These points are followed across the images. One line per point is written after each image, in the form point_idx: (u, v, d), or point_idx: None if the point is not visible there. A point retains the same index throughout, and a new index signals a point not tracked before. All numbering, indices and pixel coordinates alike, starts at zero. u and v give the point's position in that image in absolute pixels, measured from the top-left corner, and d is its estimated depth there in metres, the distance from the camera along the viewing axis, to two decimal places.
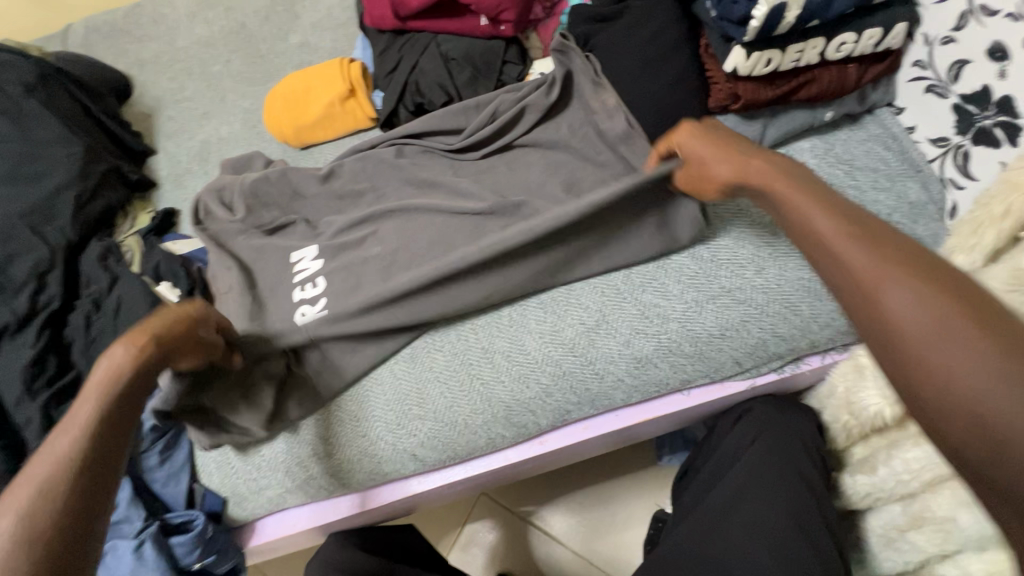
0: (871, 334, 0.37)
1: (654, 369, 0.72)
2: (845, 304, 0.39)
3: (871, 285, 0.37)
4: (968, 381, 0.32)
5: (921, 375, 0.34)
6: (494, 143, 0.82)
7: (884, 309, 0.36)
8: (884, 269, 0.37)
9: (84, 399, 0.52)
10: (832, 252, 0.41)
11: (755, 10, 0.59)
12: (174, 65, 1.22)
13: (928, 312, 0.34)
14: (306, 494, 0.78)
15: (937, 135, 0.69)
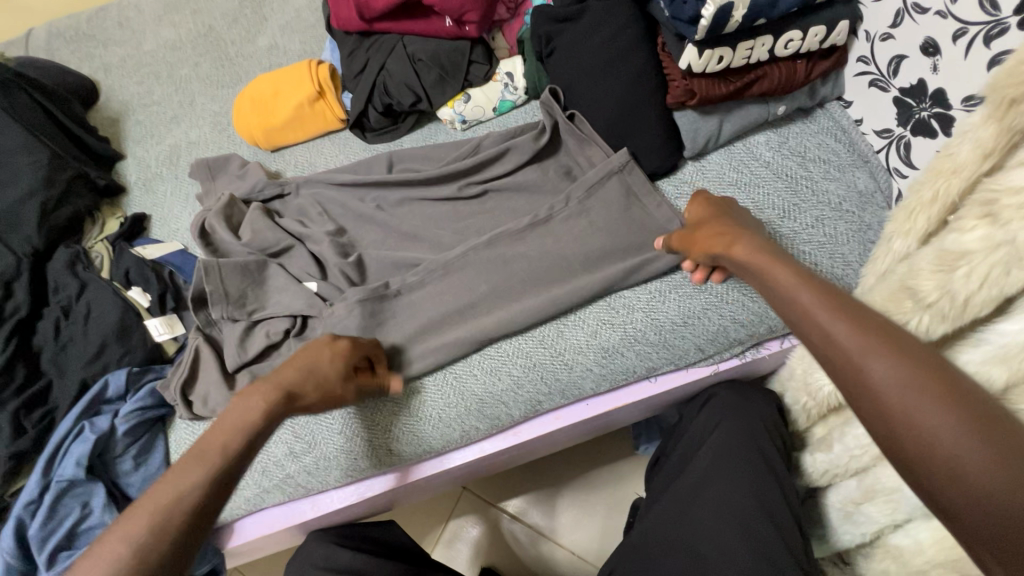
0: (923, 450, 0.39)
1: (621, 358, 0.74)
2: (894, 416, 0.40)
3: (892, 384, 0.41)
4: (991, 479, 0.36)
5: (956, 480, 0.37)
6: (475, 176, 0.84)
7: (923, 422, 0.39)
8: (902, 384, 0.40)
9: (197, 464, 0.54)
10: (864, 362, 0.43)
11: (705, 9, 0.61)
12: (141, 69, 1.21)
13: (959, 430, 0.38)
14: (284, 493, 0.79)
15: (881, 127, 0.72)
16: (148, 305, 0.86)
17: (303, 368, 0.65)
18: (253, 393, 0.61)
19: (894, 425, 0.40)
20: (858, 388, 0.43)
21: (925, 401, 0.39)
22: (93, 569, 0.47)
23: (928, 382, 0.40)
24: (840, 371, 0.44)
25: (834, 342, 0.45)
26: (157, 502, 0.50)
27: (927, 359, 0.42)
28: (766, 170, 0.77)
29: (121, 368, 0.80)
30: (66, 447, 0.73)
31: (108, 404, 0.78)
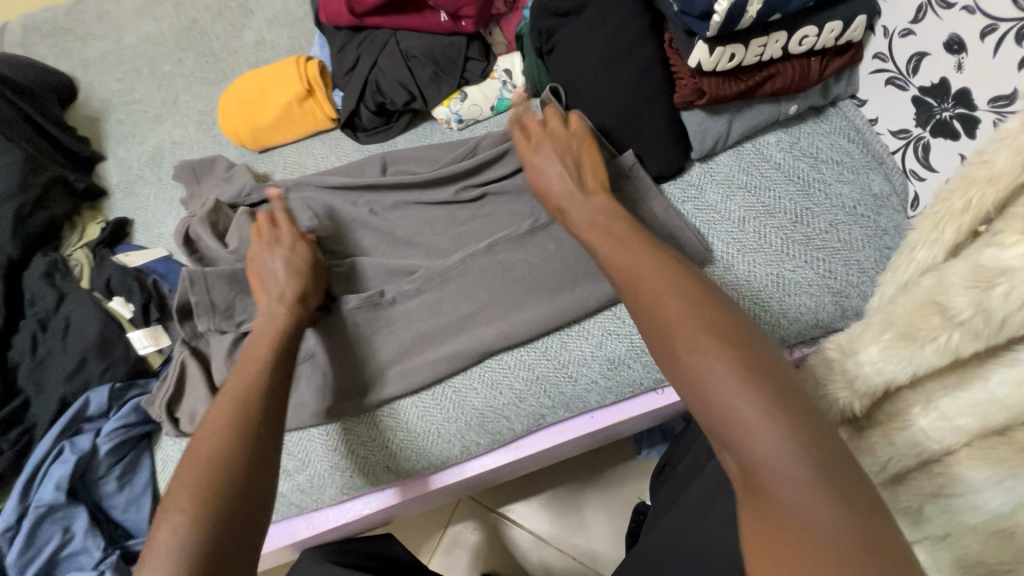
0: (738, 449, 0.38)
1: (628, 370, 0.71)
2: (718, 414, 0.39)
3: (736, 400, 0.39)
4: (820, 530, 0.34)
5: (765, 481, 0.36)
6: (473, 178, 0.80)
7: (743, 421, 0.38)
8: (749, 404, 0.38)
9: (253, 361, 0.58)
10: (713, 364, 0.40)
11: (718, 4, 0.58)
12: (122, 65, 1.16)
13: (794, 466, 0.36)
14: (278, 511, 0.75)
15: (898, 127, 0.69)
16: (131, 316, 0.82)
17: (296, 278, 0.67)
18: (269, 310, 0.64)
19: (714, 420, 0.40)
20: (689, 384, 0.41)
21: (744, 399, 0.38)
22: (207, 443, 0.50)
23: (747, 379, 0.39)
24: (673, 363, 0.43)
25: (669, 333, 0.43)
26: (232, 392, 0.55)
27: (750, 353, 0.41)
28: (777, 172, 0.74)
29: (103, 384, 0.77)
30: (44, 469, 0.70)
31: (89, 422, 0.74)
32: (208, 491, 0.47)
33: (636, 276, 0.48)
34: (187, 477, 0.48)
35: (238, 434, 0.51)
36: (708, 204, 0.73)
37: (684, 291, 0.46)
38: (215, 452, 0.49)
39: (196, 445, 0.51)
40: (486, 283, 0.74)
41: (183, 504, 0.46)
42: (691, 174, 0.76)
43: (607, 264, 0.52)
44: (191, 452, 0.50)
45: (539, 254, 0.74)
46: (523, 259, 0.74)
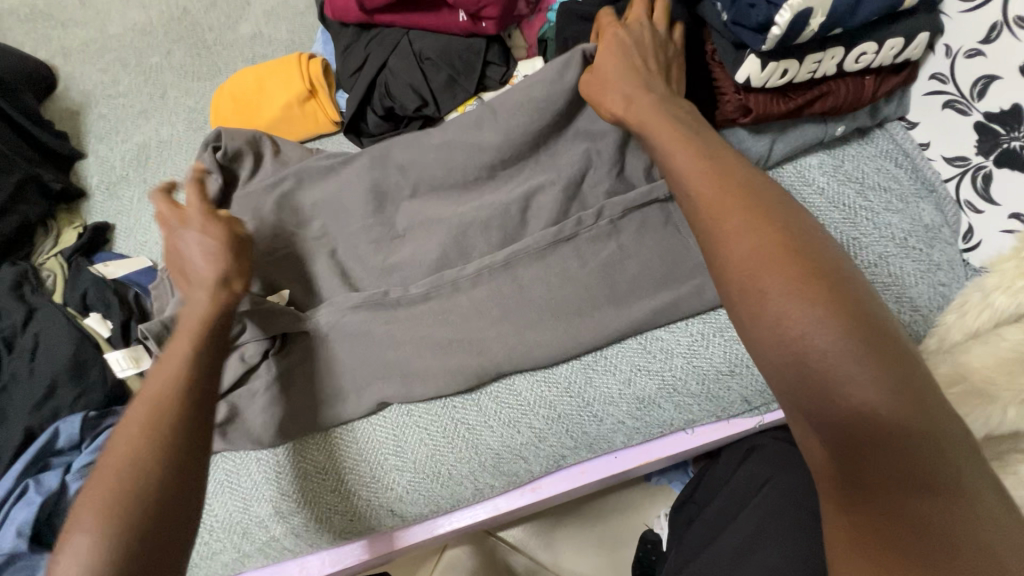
0: (831, 407, 0.37)
1: (658, 410, 0.65)
2: (794, 355, 0.38)
3: (803, 327, 0.38)
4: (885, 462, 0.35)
5: (858, 438, 0.36)
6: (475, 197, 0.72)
7: (838, 371, 0.37)
8: (822, 331, 0.38)
9: (169, 363, 0.52)
10: (770, 292, 0.40)
11: (778, 17, 0.52)
12: (106, 55, 1.08)
13: (870, 396, 0.36)
14: (271, 555, 0.68)
15: (954, 155, 0.64)
16: (109, 336, 0.75)
17: (200, 252, 0.58)
18: (191, 296, 0.57)
19: (798, 377, 0.38)
20: (777, 337, 0.39)
21: (843, 357, 0.37)
22: (117, 454, 0.46)
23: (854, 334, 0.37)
24: (754, 312, 0.41)
25: (764, 278, 0.41)
26: (157, 398, 0.49)
27: (850, 304, 0.39)
28: (821, 198, 0.68)
29: (75, 413, 0.69)
30: (6, 510, 0.62)
31: (58, 456, 0.66)
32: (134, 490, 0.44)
33: (717, 211, 0.45)
34: (96, 497, 0.44)
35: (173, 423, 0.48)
36: None
37: (767, 223, 0.43)
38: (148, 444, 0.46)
39: (124, 430, 0.48)
40: (501, 308, 0.67)
41: (87, 524, 0.42)
42: None
43: (673, 172, 0.50)
44: (118, 446, 0.47)
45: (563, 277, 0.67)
46: (544, 283, 0.67)
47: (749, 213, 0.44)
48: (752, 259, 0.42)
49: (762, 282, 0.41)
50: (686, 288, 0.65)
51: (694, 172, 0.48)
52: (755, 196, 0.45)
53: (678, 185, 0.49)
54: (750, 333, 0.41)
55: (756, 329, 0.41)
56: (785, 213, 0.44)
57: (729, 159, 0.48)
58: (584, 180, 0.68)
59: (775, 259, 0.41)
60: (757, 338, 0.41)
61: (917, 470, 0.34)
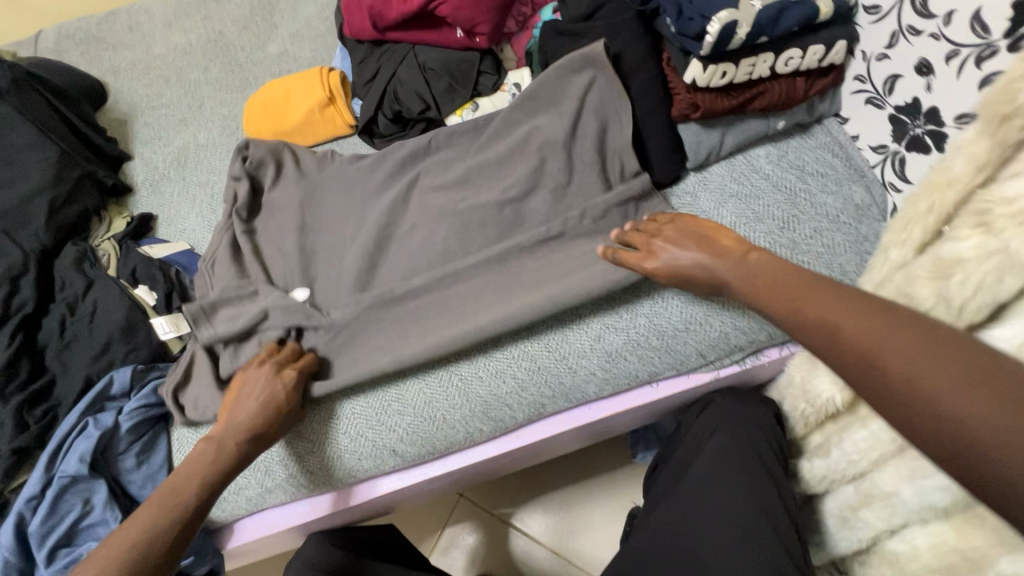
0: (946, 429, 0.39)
1: (624, 363, 0.75)
2: (909, 400, 0.41)
3: (907, 372, 0.41)
4: None
5: (963, 450, 0.38)
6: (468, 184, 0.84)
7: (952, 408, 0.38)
8: (927, 373, 0.40)
9: (206, 469, 0.66)
10: (876, 355, 0.44)
11: (710, 27, 0.64)
12: (150, 72, 1.23)
13: (992, 424, 0.36)
14: (288, 492, 0.78)
15: (877, 143, 0.75)
16: (154, 304, 0.87)
17: (265, 410, 0.70)
18: (223, 441, 0.68)
19: (901, 404, 0.42)
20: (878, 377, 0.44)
21: (950, 391, 0.39)
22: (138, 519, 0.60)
23: (959, 373, 0.39)
24: (865, 380, 0.45)
25: (851, 333, 0.47)
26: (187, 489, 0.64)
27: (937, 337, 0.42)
28: (766, 182, 0.79)
29: (126, 366, 0.81)
30: (70, 442, 0.73)
31: (112, 401, 0.78)
32: (123, 573, 0.56)
33: (797, 307, 0.53)
34: (116, 548, 0.58)
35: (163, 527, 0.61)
36: (701, 211, 0.79)
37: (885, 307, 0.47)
38: (139, 544, 0.58)
39: (157, 500, 0.63)
40: (491, 276, 0.78)
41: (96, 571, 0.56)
42: (685, 183, 0.82)
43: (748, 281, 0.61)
44: (145, 509, 0.61)
45: (542, 248, 0.79)
46: (527, 253, 0.78)
47: (826, 302, 0.51)
48: (850, 337, 0.46)
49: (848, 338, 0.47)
50: None
51: (749, 277, 0.61)
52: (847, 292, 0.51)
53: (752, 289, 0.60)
54: (868, 395, 0.45)
55: (871, 390, 0.44)
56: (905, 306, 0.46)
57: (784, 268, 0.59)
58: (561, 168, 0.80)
59: (866, 334, 0.46)
60: (875, 397, 0.44)
61: None
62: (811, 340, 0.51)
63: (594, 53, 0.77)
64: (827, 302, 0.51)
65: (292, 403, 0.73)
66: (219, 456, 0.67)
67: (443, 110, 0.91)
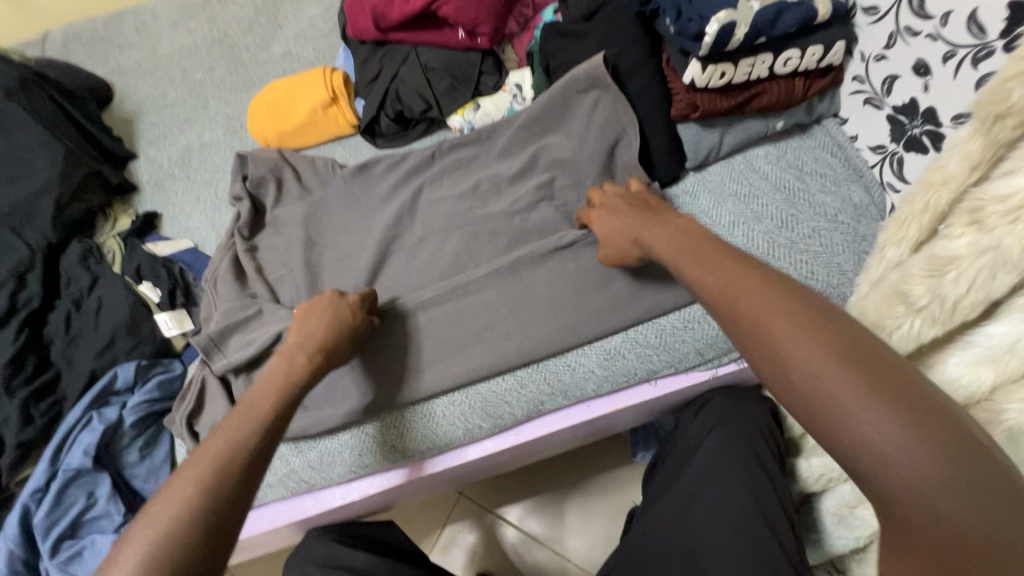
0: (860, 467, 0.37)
1: (622, 360, 0.76)
2: (796, 386, 0.40)
3: (802, 359, 0.40)
4: (900, 465, 0.36)
5: (840, 437, 0.38)
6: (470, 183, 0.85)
7: (840, 403, 0.38)
8: (811, 365, 0.40)
9: (280, 377, 0.60)
10: (773, 338, 0.42)
11: (708, 28, 0.64)
12: (155, 72, 1.24)
13: (868, 416, 0.37)
14: (288, 487, 0.79)
15: (876, 143, 0.75)
16: (158, 300, 0.88)
17: (333, 327, 0.66)
18: (290, 353, 0.63)
19: (788, 389, 0.41)
20: (813, 414, 0.40)
21: (838, 383, 0.38)
22: (228, 429, 0.52)
23: (848, 366, 0.39)
24: (763, 358, 0.43)
25: (787, 354, 0.41)
26: (267, 394, 0.57)
27: (869, 369, 0.39)
28: (764, 182, 0.80)
29: (130, 361, 0.82)
30: (74, 436, 0.74)
31: (116, 396, 0.79)
32: (216, 480, 0.47)
33: (705, 276, 0.50)
34: (204, 457, 0.49)
35: (249, 445, 0.51)
36: (699, 211, 0.80)
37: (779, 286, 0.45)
38: (222, 464, 0.49)
39: (243, 409, 0.55)
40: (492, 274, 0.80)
41: (190, 479, 0.47)
42: (685, 182, 0.82)
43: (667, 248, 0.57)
44: (236, 416, 0.54)
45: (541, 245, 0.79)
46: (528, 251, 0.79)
47: (731, 274, 0.48)
48: (746, 315, 0.44)
49: (778, 362, 0.42)
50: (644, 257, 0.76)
51: (671, 237, 0.58)
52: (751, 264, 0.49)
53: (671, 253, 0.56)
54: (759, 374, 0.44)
55: (765, 371, 0.43)
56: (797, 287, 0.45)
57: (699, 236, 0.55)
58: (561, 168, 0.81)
59: (774, 315, 0.43)
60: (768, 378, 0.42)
61: (909, 483, 0.36)
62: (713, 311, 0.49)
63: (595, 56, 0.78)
64: (761, 311, 0.44)
65: (358, 321, 0.69)
66: (295, 366, 0.61)
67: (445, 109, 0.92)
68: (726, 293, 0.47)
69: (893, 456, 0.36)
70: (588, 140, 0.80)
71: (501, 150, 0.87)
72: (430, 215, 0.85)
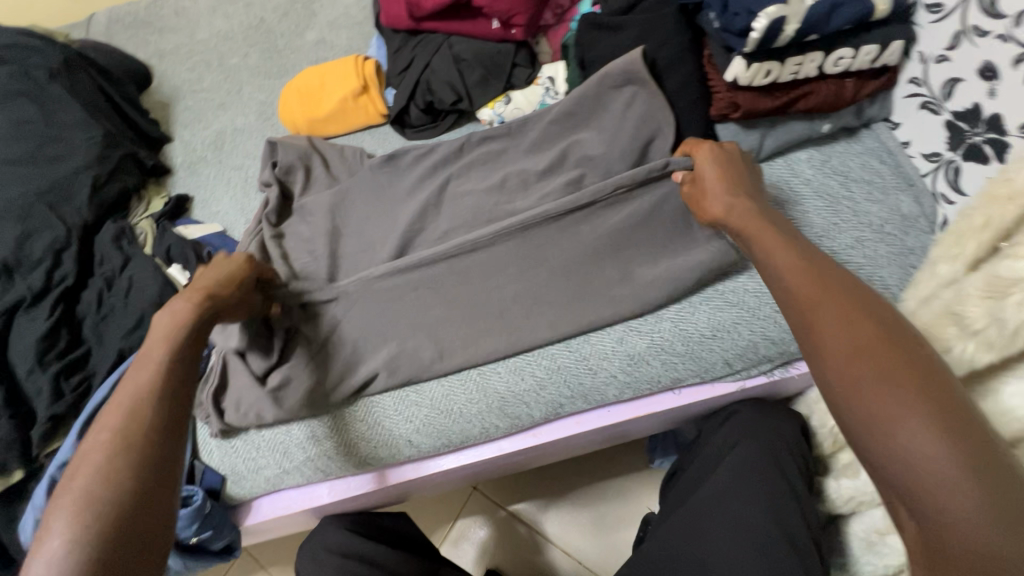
0: (913, 497, 0.37)
1: (646, 367, 0.74)
2: (868, 417, 0.40)
3: (876, 393, 0.40)
4: (967, 520, 0.34)
5: (906, 476, 0.37)
6: (497, 177, 0.84)
7: (910, 444, 0.37)
8: (882, 399, 0.39)
9: (172, 322, 0.59)
10: (854, 367, 0.41)
11: (756, 23, 0.61)
12: (193, 57, 1.26)
13: (941, 460, 0.36)
14: (305, 475, 0.79)
15: (929, 151, 0.71)
16: (186, 283, 0.89)
17: (222, 279, 0.67)
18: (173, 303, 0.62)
19: (857, 418, 0.40)
20: (875, 433, 0.39)
21: (916, 427, 0.37)
22: (135, 379, 0.53)
23: (930, 410, 0.38)
24: (839, 382, 0.42)
25: (865, 387, 0.40)
26: (161, 340, 0.57)
27: (945, 405, 0.38)
28: (807, 187, 0.75)
29: (157, 341, 0.83)
30: (101, 412, 0.76)
31: None
32: (127, 424, 0.49)
33: (790, 287, 0.48)
34: (119, 408, 0.50)
35: (148, 402, 0.51)
36: None
37: (865, 314, 0.44)
38: (130, 415, 0.50)
39: (144, 361, 0.56)
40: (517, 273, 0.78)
41: (109, 432, 0.48)
42: None
43: (754, 250, 0.55)
44: (139, 368, 0.55)
45: (569, 244, 0.77)
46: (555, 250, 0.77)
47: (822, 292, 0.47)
48: (824, 338, 0.44)
49: (852, 378, 0.41)
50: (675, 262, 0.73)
51: (752, 236, 0.56)
52: (853, 286, 0.47)
53: (753, 255, 0.55)
54: (833, 401, 0.43)
55: (838, 398, 0.42)
56: (894, 320, 0.44)
57: (800, 244, 0.53)
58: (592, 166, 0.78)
59: (853, 345, 0.42)
60: (843, 405, 0.41)
61: (974, 539, 0.34)
62: (794, 327, 0.47)
63: (633, 51, 0.75)
64: (840, 327, 0.44)
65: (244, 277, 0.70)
66: (182, 313, 0.60)
67: (475, 101, 0.90)
68: (809, 301, 0.47)
69: (962, 508, 0.35)
70: (622, 138, 0.77)
71: (531, 144, 0.85)
72: (455, 208, 0.84)
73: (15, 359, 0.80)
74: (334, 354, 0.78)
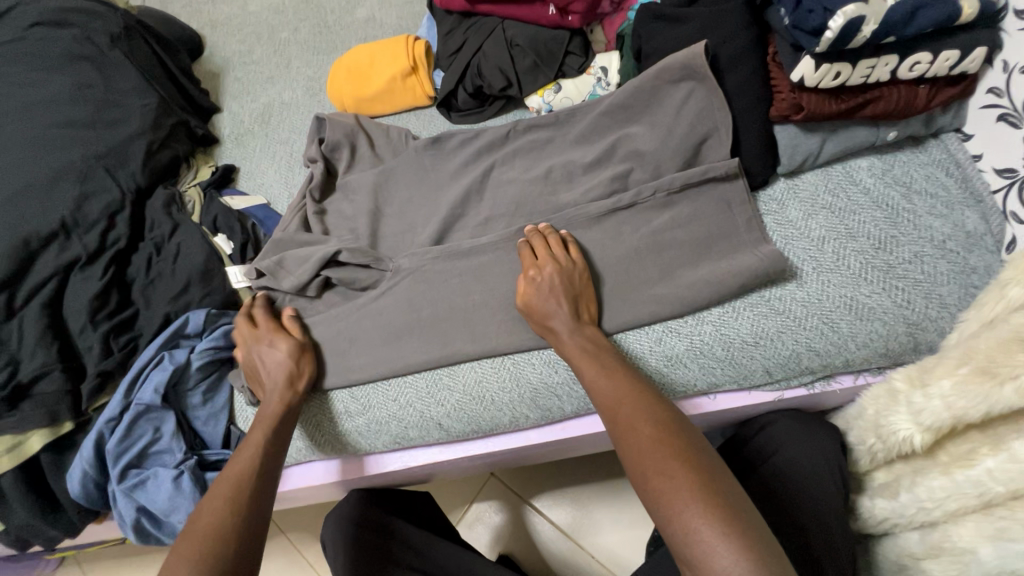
0: (694, 560, 0.48)
1: (683, 369, 0.72)
2: (673, 525, 0.50)
3: (675, 499, 0.50)
4: None
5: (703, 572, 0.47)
6: (544, 167, 0.82)
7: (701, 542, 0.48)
8: (681, 506, 0.50)
9: (271, 411, 0.72)
10: (663, 483, 0.52)
11: (831, 21, 0.58)
12: (244, 29, 1.27)
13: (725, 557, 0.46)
14: (336, 448, 0.81)
15: (1004, 165, 0.68)
16: (230, 253, 0.91)
17: (284, 374, 0.75)
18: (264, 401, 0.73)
19: (669, 524, 0.50)
20: (663, 508, 0.51)
21: (704, 528, 0.48)
22: (239, 459, 0.65)
23: (715, 515, 0.49)
24: (652, 495, 0.52)
25: (671, 499, 0.51)
26: (263, 426, 0.70)
27: (726, 509, 0.49)
28: (864, 197, 0.73)
29: (201, 308, 0.85)
30: (146, 373, 0.79)
31: (186, 339, 0.83)
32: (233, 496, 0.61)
33: (611, 411, 0.60)
34: (227, 484, 0.62)
35: (249, 482, 0.63)
36: (787, 220, 0.74)
37: (665, 435, 0.55)
38: (236, 486, 0.62)
39: (247, 443, 0.68)
40: None
41: (219, 503, 0.60)
42: (774, 188, 0.77)
43: (586, 381, 0.64)
44: (245, 446, 0.67)
45: (612, 240, 0.75)
46: (598, 245, 0.75)
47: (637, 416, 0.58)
48: (639, 458, 0.54)
49: (659, 491, 0.52)
50: (721, 265, 0.72)
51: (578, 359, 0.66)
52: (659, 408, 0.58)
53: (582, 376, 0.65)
54: (652, 511, 0.52)
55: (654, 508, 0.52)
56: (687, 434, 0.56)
57: (619, 367, 0.64)
58: (642, 161, 0.77)
59: (659, 461, 0.53)
60: (658, 514, 0.51)
61: None
62: (619, 446, 0.57)
63: (695, 45, 0.73)
64: (638, 439, 0.56)
65: (310, 375, 0.77)
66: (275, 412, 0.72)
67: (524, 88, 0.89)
68: (614, 409, 0.60)
69: None
70: (676, 134, 0.75)
71: (579, 136, 0.83)
72: (498, 196, 0.83)
73: (70, 315, 0.84)
74: (373, 332, 0.79)
